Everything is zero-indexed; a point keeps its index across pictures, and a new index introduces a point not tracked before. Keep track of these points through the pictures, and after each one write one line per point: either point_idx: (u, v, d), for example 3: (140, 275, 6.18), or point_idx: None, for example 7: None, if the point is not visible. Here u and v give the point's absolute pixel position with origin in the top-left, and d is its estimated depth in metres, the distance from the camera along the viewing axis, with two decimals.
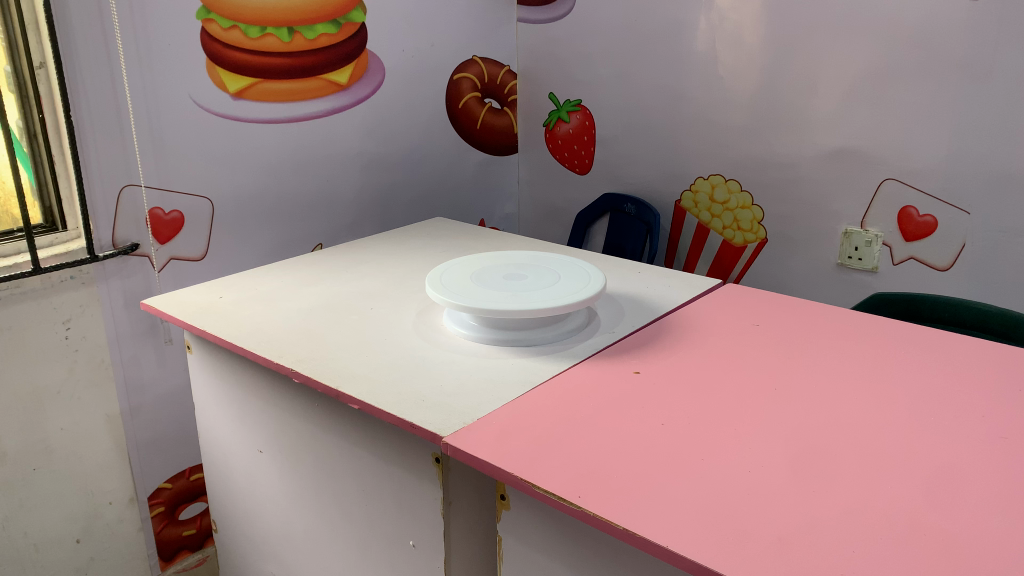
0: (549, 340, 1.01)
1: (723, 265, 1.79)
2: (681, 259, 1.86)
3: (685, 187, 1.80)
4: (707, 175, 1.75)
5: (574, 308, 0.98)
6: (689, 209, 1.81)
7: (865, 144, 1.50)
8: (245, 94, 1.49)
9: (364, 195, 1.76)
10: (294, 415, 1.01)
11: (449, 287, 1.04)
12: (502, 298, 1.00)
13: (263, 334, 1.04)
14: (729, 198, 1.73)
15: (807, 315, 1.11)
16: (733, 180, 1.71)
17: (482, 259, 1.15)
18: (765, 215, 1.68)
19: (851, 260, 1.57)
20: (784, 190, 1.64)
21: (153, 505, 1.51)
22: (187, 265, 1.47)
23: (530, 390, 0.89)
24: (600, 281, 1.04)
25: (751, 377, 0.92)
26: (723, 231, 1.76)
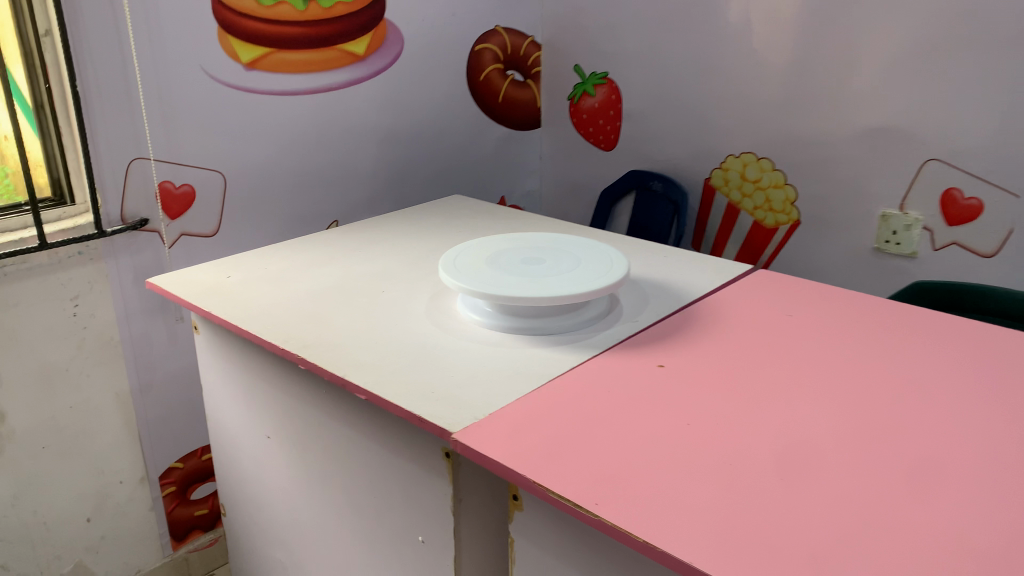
0: (568, 329, 0.95)
1: (753, 247, 1.72)
2: (709, 240, 1.80)
3: (715, 165, 1.73)
4: (739, 152, 1.68)
5: (595, 296, 0.92)
6: (719, 187, 1.74)
7: (907, 122, 1.42)
8: (259, 64, 1.44)
9: (381, 170, 1.71)
10: (301, 402, 0.97)
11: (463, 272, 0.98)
12: (519, 284, 0.94)
13: (269, 317, 0.99)
14: (761, 177, 1.66)
15: (839, 304, 1.04)
16: (766, 159, 1.64)
17: (499, 242, 1.09)
18: (798, 195, 1.61)
19: (889, 244, 1.50)
20: (819, 170, 1.56)
21: (164, 484, 1.49)
22: (198, 241, 1.43)
23: (546, 383, 0.84)
24: (623, 266, 0.98)
25: (781, 373, 0.86)
26: (754, 212, 1.69)
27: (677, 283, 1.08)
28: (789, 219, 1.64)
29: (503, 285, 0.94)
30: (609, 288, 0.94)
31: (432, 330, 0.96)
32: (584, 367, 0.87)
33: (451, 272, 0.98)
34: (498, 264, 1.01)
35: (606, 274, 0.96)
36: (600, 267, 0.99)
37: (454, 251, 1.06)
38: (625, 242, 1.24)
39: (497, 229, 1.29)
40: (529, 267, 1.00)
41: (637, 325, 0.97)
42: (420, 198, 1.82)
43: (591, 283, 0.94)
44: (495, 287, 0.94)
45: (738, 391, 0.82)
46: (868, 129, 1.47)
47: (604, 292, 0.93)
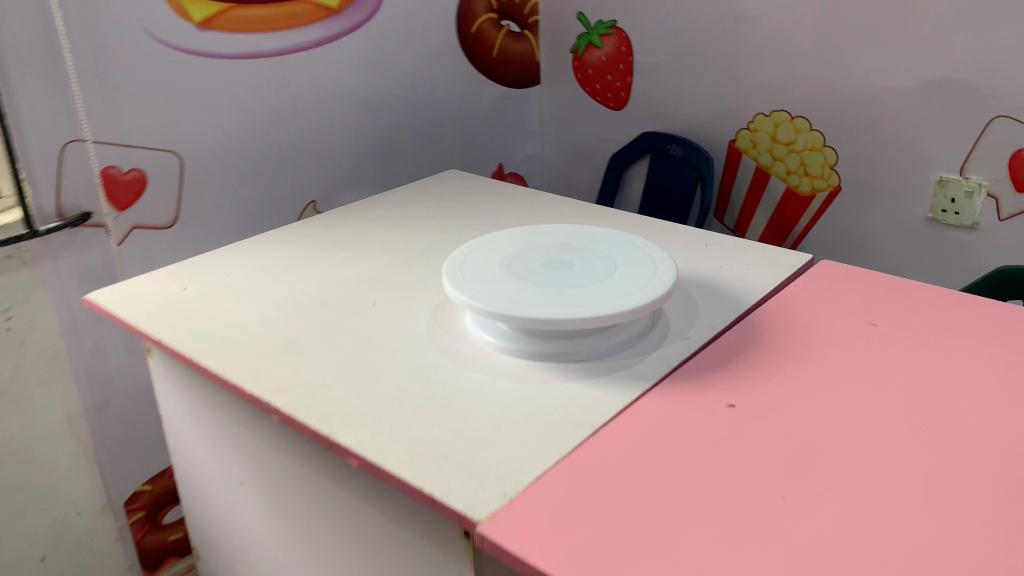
0: (605, 353, 0.77)
1: (784, 217, 1.53)
2: (734, 209, 1.61)
3: (742, 125, 1.53)
4: (770, 111, 1.48)
5: (640, 314, 0.74)
6: (746, 150, 1.54)
7: (972, 74, 1.22)
8: (214, 22, 1.22)
9: (364, 141, 1.50)
10: (278, 450, 0.78)
11: (473, 283, 0.79)
12: (543, 301, 0.76)
13: (233, 346, 0.80)
14: (795, 138, 1.46)
15: (912, 298, 0.87)
16: (802, 118, 1.44)
17: (512, 239, 0.90)
18: (839, 158, 1.42)
19: (946, 214, 1.31)
20: (864, 130, 1.37)
21: (131, 511, 1.31)
22: (154, 234, 1.22)
23: (590, 436, 0.66)
24: (670, 271, 0.80)
25: (867, 405, 0.69)
26: (787, 177, 1.50)
27: (727, 284, 0.90)
28: (828, 186, 1.45)
29: (523, 303, 0.75)
30: (657, 303, 0.75)
31: (437, 359, 0.77)
32: (630, 409, 0.69)
33: (457, 284, 0.79)
34: (514, 271, 0.82)
35: (650, 283, 0.78)
36: (641, 272, 0.80)
37: (458, 253, 0.87)
38: (656, 229, 1.05)
39: (504, 216, 1.10)
40: (553, 275, 0.81)
41: (688, 345, 0.79)
42: (408, 171, 1.61)
43: (634, 296, 0.75)
44: (515, 305, 0.75)
45: (825, 436, 0.65)
46: (924, 82, 1.27)
47: (651, 309, 0.74)
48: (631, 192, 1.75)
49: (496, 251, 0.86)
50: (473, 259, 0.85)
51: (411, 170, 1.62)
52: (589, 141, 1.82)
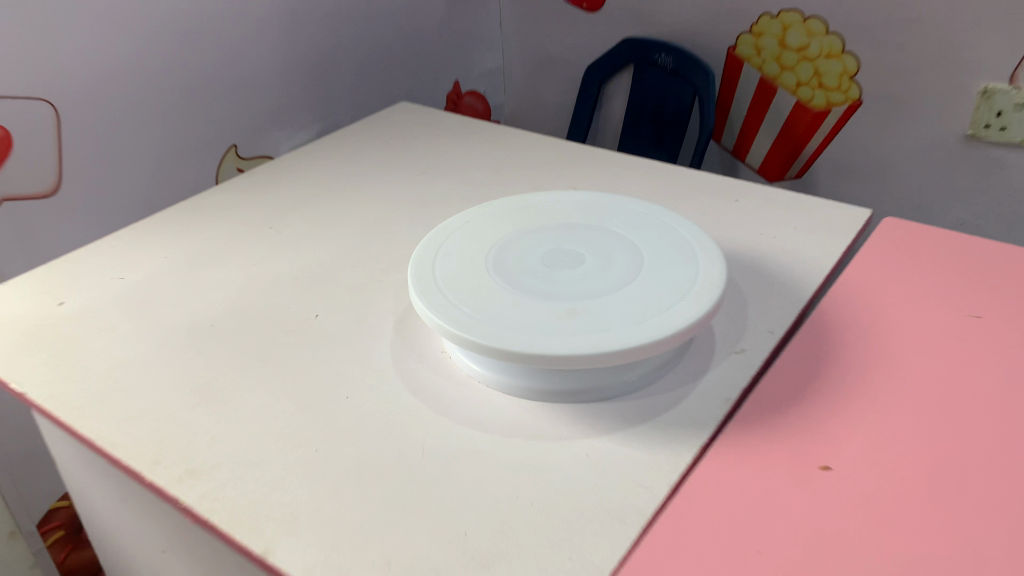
0: (633, 386, 0.57)
1: (792, 137, 1.32)
2: (733, 126, 1.40)
3: (743, 28, 1.29)
4: (778, 10, 1.24)
5: (686, 340, 0.53)
6: (748, 58, 1.31)
7: None
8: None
9: (291, 66, 1.23)
10: (202, 537, 0.58)
11: (450, 296, 0.58)
12: (550, 324, 0.54)
13: (123, 402, 0.58)
14: (808, 43, 1.23)
15: (1008, 267, 0.67)
16: (816, 18, 1.21)
17: (494, 218, 0.67)
18: (860, 66, 1.20)
19: (990, 129, 1.11)
20: (893, 34, 1.15)
21: (48, 531, 1.11)
22: (31, 207, 0.97)
23: (638, 538, 0.46)
24: (716, 267, 0.59)
25: (1011, 455, 0.50)
26: (796, 89, 1.28)
27: (777, 263, 0.70)
28: (846, 99, 1.24)
29: (523, 328, 0.54)
30: (706, 321, 0.54)
31: (409, 408, 0.56)
32: (683, 483, 0.50)
33: (428, 298, 0.57)
34: (503, 272, 0.60)
35: (693, 288, 0.57)
36: (676, 270, 0.59)
37: (423, 244, 0.64)
38: (669, 182, 0.84)
39: (477, 173, 0.87)
40: (557, 277, 0.59)
41: (742, 366, 0.59)
42: (348, 100, 1.35)
43: (674, 311, 0.54)
44: (512, 333, 0.54)
45: (959, 510, 0.46)
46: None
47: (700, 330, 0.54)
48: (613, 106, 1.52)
49: (476, 240, 0.64)
50: (447, 254, 0.63)
51: (351, 98, 1.36)
52: (561, 49, 1.56)
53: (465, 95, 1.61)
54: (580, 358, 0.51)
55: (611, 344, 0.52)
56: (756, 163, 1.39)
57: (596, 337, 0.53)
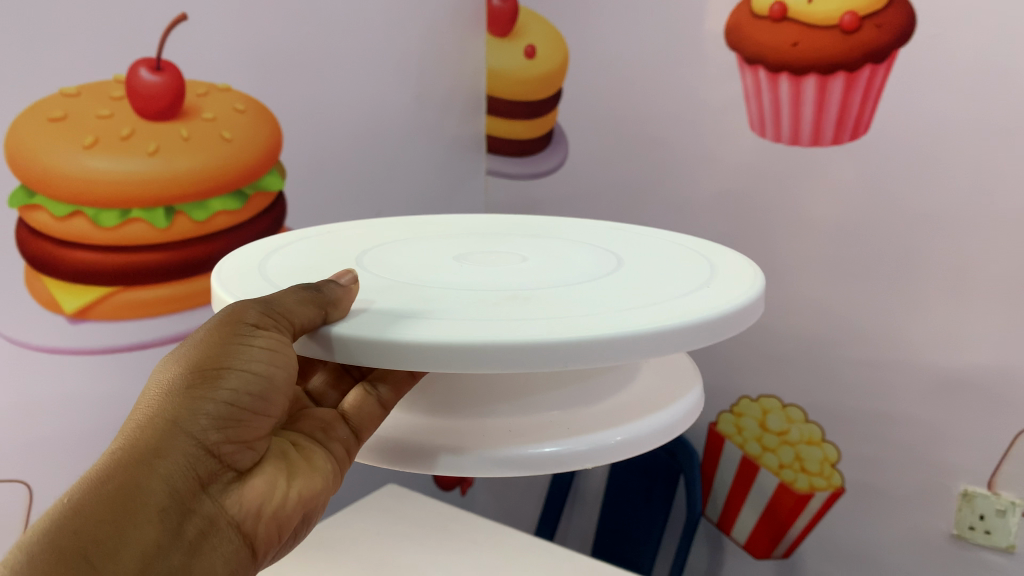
0: (615, 433, 0.43)
1: (778, 516, 1.21)
2: (718, 500, 1.28)
3: (723, 410, 1.26)
4: (756, 395, 1.22)
5: (734, 333, 0.39)
6: (730, 435, 1.25)
7: (986, 550, 1.06)
8: (94, 311, 0.82)
9: None
10: None
11: (282, 284, 0.44)
12: (508, 308, 0.38)
13: None
14: (788, 429, 1.19)
15: None
16: (770, 397, 1.20)
17: (366, 235, 0.54)
18: (841, 456, 1.16)
19: (975, 532, 1.06)
20: (839, 542, 1.19)
21: None
22: None
23: None
24: (741, 263, 0.46)
25: None
26: (780, 471, 1.19)
27: None
28: (827, 485, 1.18)
29: (462, 318, 0.37)
30: (754, 313, 0.41)
31: None
32: None
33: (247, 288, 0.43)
34: (379, 266, 0.46)
35: (705, 281, 0.43)
36: (674, 270, 0.45)
37: (248, 247, 0.50)
38: None
39: None
40: (503, 276, 0.44)
41: None
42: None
43: (705, 294, 0.41)
44: (456, 324, 0.36)
45: None
46: (949, 378, 1.04)
47: (749, 324, 0.40)
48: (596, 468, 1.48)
49: (330, 247, 0.51)
50: (284, 256, 0.49)
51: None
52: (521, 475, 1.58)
53: None
54: (562, 348, 0.35)
55: (626, 326, 0.36)
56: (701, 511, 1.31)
57: (603, 317, 0.37)
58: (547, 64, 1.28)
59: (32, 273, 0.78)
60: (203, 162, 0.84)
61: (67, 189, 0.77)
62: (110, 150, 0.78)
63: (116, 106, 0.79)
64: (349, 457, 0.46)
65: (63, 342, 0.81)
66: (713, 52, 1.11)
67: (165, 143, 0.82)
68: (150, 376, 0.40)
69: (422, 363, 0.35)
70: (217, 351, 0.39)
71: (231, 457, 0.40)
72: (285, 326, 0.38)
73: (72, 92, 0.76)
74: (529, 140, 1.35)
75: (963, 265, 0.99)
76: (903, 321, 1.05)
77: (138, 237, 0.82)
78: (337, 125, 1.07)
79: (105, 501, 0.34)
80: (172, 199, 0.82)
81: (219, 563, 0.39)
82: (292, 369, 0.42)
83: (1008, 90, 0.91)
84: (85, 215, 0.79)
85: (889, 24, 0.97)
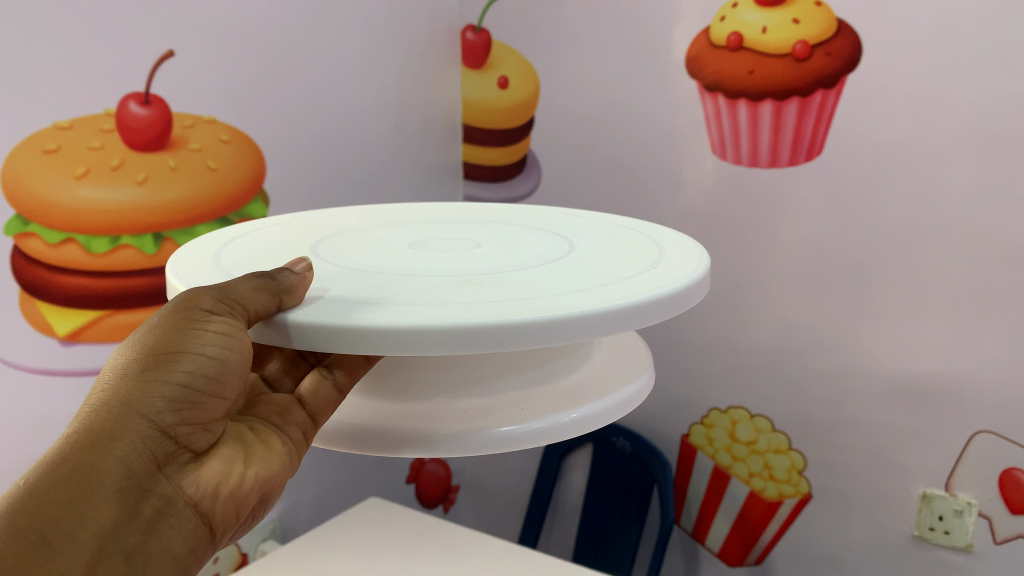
0: (569, 411, 0.44)
1: (749, 524, 1.28)
2: (691, 509, 1.35)
3: (695, 420, 1.33)
4: (725, 406, 1.29)
5: (684, 311, 0.40)
6: (702, 446, 1.33)
7: (943, 545, 1.12)
8: (85, 333, 0.92)
9: None
10: None
11: (236, 273, 0.43)
12: (461, 291, 0.38)
13: None
14: (756, 438, 1.26)
15: None
16: (738, 407, 1.28)
17: (321, 225, 0.54)
18: (807, 463, 1.23)
19: (934, 533, 1.12)
20: (804, 540, 1.25)
21: None
22: None
23: None
24: (689, 244, 0.47)
25: None
26: (750, 480, 1.27)
27: None
28: (796, 493, 1.25)
29: (415, 302, 0.37)
30: (703, 292, 0.42)
31: None
32: None
33: (201, 277, 0.43)
34: (334, 255, 0.46)
35: (654, 263, 0.44)
36: (625, 253, 0.46)
37: (203, 238, 0.50)
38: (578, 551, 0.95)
39: None
40: (456, 260, 0.44)
41: None
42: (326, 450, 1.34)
43: (654, 275, 0.41)
44: (409, 307, 0.36)
45: None
46: (905, 385, 1.11)
47: (697, 303, 0.41)
48: (571, 484, 1.50)
49: (285, 237, 0.51)
50: (241, 245, 0.49)
51: (329, 478, 1.35)
52: (507, 485, 1.63)
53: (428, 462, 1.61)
54: (513, 329, 0.35)
55: (576, 306, 0.36)
56: (676, 521, 1.37)
57: (555, 298, 0.37)
58: (510, 102, 1.44)
59: (27, 298, 0.87)
60: (188, 191, 0.96)
61: (60, 217, 0.87)
62: (100, 180, 0.89)
63: (107, 138, 0.89)
64: (304, 443, 0.46)
65: (53, 364, 0.91)
66: (677, 79, 1.21)
67: (152, 172, 0.92)
68: (106, 360, 0.40)
69: (376, 348, 0.35)
70: (171, 334, 0.39)
71: (188, 438, 0.40)
72: (239, 309, 0.38)
73: (66, 125, 0.86)
74: (505, 164, 1.49)
75: (916, 277, 1.06)
76: (859, 331, 1.12)
77: (127, 261, 0.92)
78: (323, 149, 1.21)
79: (60, 482, 0.35)
80: (156, 225, 0.93)
81: (177, 543, 0.39)
82: (248, 352, 0.41)
83: (941, 113, 0.99)
84: (76, 242, 0.89)
85: (838, 51, 1.05)
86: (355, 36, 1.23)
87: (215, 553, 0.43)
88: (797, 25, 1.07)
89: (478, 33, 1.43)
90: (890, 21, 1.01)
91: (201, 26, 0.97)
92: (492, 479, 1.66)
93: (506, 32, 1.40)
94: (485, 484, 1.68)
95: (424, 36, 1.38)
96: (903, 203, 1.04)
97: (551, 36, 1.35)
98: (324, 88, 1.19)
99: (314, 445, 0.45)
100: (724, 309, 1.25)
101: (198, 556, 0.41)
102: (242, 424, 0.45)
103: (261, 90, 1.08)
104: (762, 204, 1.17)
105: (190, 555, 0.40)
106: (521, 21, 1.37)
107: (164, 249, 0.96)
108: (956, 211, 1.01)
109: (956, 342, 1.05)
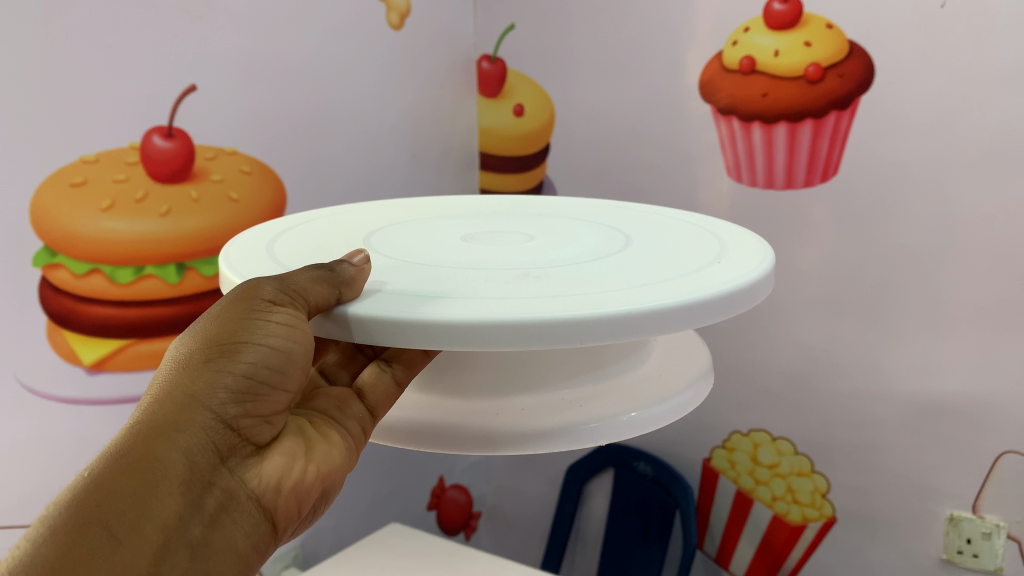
0: (627, 411, 0.44)
1: (773, 548, 1.27)
2: (714, 532, 1.34)
3: (716, 443, 1.33)
4: (747, 429, 1.29)
5: (746, 310, 0.40)
6: (724, 469, 1.32)
7: (969, 564, 1.11)
8: (110, 362, 0.93)
9: None
10: None
11: (290, 266, 0.45)
12: (522, 286, 0.39)
13: None
14: (779, 461, 1.26)
15: None
16: (759, 430, 1.27)
17: (371, 219, 0.55)
18: (831, 486, 1.22)
19: (964, 556, 1.11)
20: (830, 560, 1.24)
21: None
22: None
23: None
24: (751, 239, 0.48)
25: None
26: (773, 504, 1.26)
27: None
28: (820, 516, 1.24)
29: (475, 295, 0.38)
30: (765, 290, 0.42)
31: None
32: None
33: (248, 268, 0.44)
34: (386, 246, 0.47)
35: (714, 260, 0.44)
36: (683, 249, 0.46)
37: (254, 230, 0.51)
38: None
39: None
40: (512, 255, 0.45)
41: None
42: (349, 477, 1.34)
43: (715, 272, 0.42)
44: (472, 301, 0.37)
45: None
46: (928, 405, 1.10)
47: (760, 300, 0.42)
48: (593, 510, 1.49)
49: (331, 229, 0.52)
50: (289, 236, 0.50)
51: (351, 505, 1.35)
52: (528, 509, 1.62)
53: (449, 488, 1.61)
54: (577, 326, 0.35)
55: (636, 302, 0.37)
56: (699, 546, 1.37)
57: (619, 295, 0.38)
58: (522, 128, 1.46)
59: (54, 327, 0.89)
60: (209, 223, 0.96)
61: (86, 248, 0.88)
62: (124, 213, 0.90)
63: (131, 171, 0.91)
64: (362, 437, 0.47)
65: (81, 393, 0.92)
66: (691, 104, 1.22)
67: (175, 205, 0.93)
68: (167, 352, 0.41)
69: (439, 342, 0.35)
70: (232, 325, 0.40)
71: (250, 431, 0.41)
72: (304, 300, 0.39)
73: (92, 158, 0.88)
74: (520, 191, 1.51)
75: (936, 298, 1.06)
76: (880, 352, 1.12)
77: (151, 291, 0.93)
78: (343, 178, 1.23)
79: (125, 474, 0.36)
80: (180, 255, 0.94)
81: (240, 537, 0.40)
82: (310, 346, 0.42)
83: (955, 135, 1.00)
84: (102, 272, 0.90)
85: (850, 73, 1.06)
86: (373, 69, 1.25)
87: (277, 548, 0.44)
88: (808, 48, 1.08)
89: (494, 62, 1.45)
90: (900, 43, 1.02)
91: (224, 61, 0.99)
92: (512, 503, 1.65)
93: (522, 62, 1.42)
94: (504, 510, 1.68)
95: (442, 68, 1.41)
96: (920, 223, 1.05)
97: (565, 67, 1.37)
98: (345, 120, 1.21)
99: (372, 439, 0.47)
100: (744, 332, 1.26)
101: (261, 551, 0.42)
102: (302, 418, 0.46)
103: (284, 120, 1.10)
104: (778, 225, 1.18)
105: (253, 550, 0.41)
106: (536, 52, 1.40)
107: (188, 280, 0.97)
108: (973, 230, 1.01)
109: (979, 363, 1.04)
